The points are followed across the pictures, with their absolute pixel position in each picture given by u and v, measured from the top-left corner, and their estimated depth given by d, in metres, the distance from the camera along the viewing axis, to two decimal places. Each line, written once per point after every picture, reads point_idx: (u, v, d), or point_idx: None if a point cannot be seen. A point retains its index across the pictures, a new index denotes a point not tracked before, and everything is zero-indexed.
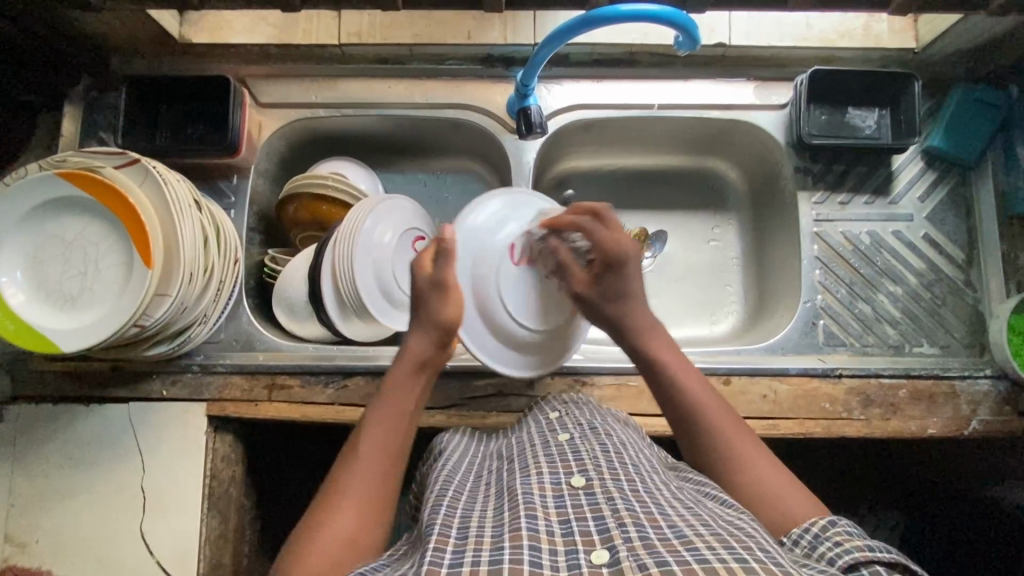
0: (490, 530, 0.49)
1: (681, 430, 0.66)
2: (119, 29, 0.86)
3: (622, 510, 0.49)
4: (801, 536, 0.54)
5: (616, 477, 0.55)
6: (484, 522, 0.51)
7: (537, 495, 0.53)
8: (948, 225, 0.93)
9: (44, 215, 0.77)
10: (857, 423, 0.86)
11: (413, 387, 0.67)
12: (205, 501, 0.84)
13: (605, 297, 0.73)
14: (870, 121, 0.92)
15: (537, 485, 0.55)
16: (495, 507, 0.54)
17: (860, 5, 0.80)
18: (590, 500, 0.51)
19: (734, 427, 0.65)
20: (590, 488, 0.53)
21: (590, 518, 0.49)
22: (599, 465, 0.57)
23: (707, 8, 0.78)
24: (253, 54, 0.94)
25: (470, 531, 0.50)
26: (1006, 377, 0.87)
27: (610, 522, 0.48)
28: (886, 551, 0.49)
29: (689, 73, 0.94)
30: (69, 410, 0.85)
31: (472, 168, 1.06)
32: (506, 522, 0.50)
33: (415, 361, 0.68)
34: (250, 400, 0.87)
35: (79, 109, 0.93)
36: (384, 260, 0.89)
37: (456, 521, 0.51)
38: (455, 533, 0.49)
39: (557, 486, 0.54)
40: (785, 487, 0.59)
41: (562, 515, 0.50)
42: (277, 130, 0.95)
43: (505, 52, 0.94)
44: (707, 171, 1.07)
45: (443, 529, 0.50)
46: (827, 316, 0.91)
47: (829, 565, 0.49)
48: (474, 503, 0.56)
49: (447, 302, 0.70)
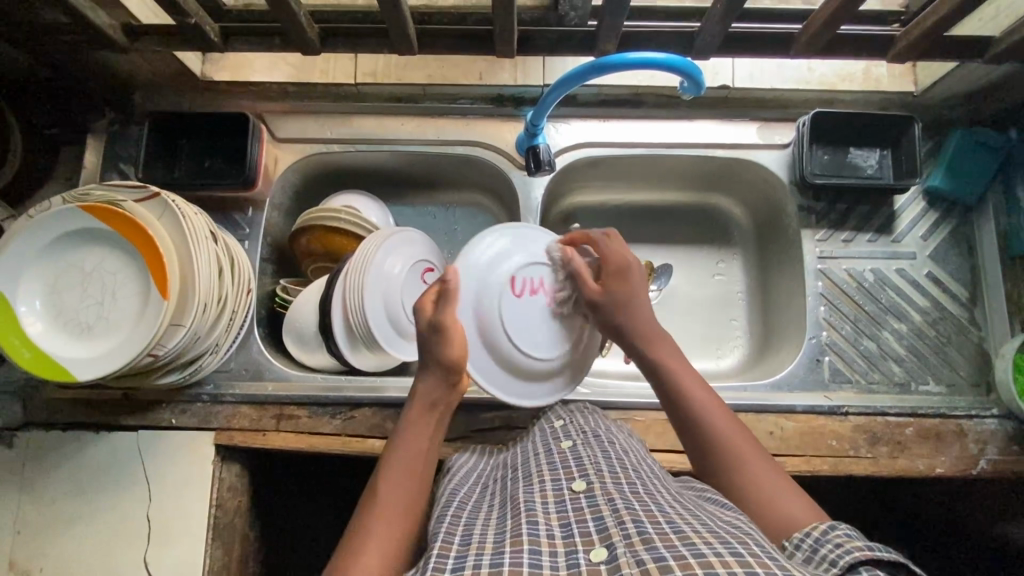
0: (493, 535, 0.49)
1: (685, 432, 0.66)
2: (144, 67, 0.89)
3: (621, 510, 0.49)
4: (801, 541, 0.51)
5: (616, 480, 0.55)
6: (487, 528, 0.51)
7: (538, 502, 0.53)
8: (950, 263, 0.94)
9: (66, 245, 0.79)
10: (864, 460, 0.86)
11: (429, 424, 0.66)
12: (211, 531, 0.84)
13: (616, 302, 0.71)
14: (871, 161, 0.94)
15: (539, 493, 0.55)
16: (498, 515, 0.54)
17: (859, 51, 0.83)
18: (591, 503, 0.52)
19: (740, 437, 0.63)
20: (591, 491, 0.53)
21: (590, 519, 0.49)
22: (599, 469, 0.57)
23: (710, 53, 0.81)
24: (272, 91, 0.97)
25: (474, 537, 0.50)
26: (1013, 416, 0.87)
27: (609, 521, 0.48)
28: (888, 552, 0.46)
29: (694, 113, 0.97)
30: (79, 438, 0.86)
31: (481, 202, 1.08)
32: (508, 527, 0.50)
33: (428, 402, 0.67)
34: (258, 429, 0.88)
35: (102, 140, 0.95)
36: (394, 293, 0.91)
37: (461, 529, 0.52)
38: (458, 540, 0.50)
39: (559, 491, 0.55)
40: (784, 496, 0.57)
41: (563, 519, 0.50)
42: (292, 164, 0.97)
43: (516, 92, 0.97)
44: (712, 207, 1.09)
45: (447, 536, 0.50)
46: (832, 352, 0.92)
47: (829, 566, 0.46)
48: (479, 510, 0.56)
49: (446, 341, 0.67)
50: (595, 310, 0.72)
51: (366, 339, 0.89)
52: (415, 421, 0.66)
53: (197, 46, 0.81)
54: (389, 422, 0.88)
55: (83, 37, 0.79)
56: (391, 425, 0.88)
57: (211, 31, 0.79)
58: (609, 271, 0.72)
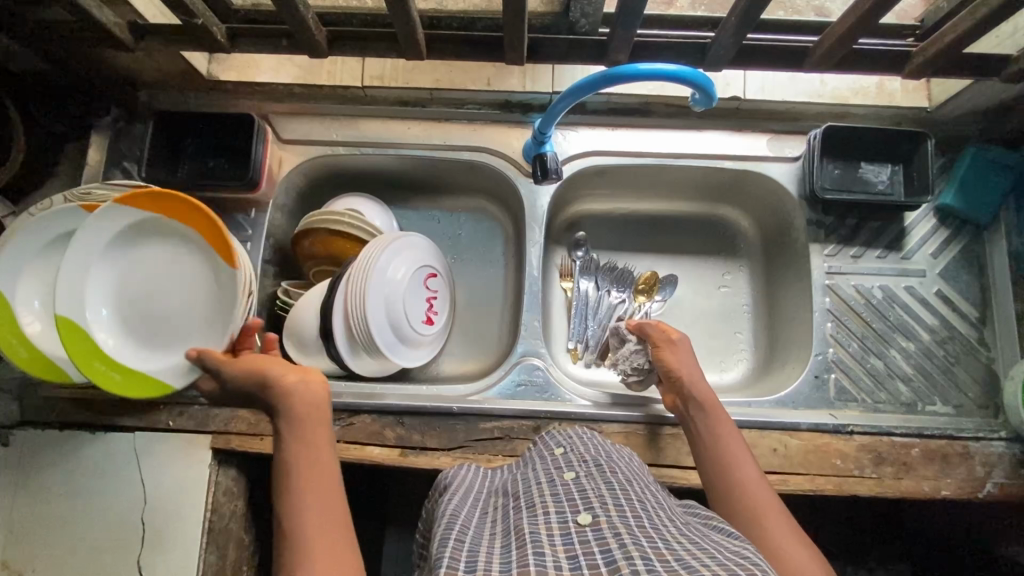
0: (498, 565, 0.48)
1: (709, 475, 0.71)
2: (150, 65, 0.88)
3: (629, 545, 0.48)
4: None
5: (623, 514, 0.54)
6: (491, 558, 0.50)
7: (544, 534, 0.52)
8: (961, 283, 0.93)
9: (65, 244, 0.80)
10: (869, 481, 0.84)
11: (314, 433, 0.64)
12: (205, 535, 0.82)
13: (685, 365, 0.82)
14: (883, 177, 0.93)
15: (544, 524, 0.54)
16: (502, 546, 0.52)
17: (874, 68, 0.82)
18: (597, 537, 0.51)
19: (757, 481, 0.68)
20: (597, 525, 0.52)
21: (598, 551, 0.48)
22: (605, 501, 0.56)
23: (723, 66, 0.81)
24: (278, 92, 0.97)
25: (479, 566, 0.49)
26: (1019, 439, 0.86)
27: (618, 554, 0.47)
28: None
29: (704, 124, 0.96)
30: (75, 437, 0.85)
31: (486, 208, 1.07)
32: (513, 558, 0.49)
33: (295, 410, 0.66)
34: (255, 435, 0.87)
35: (106, 137, 0.94)
36: (411, 304, 0.92)
37: (466, 555, 0.50)
38: (463, 567, 0.48)
39: (564, 523, 0.53)
40: (789, 536, 0.61)
41: (570, 551, 0.49)
42: (297, 166, 0.96)
43: (524, 98, 0.96)
44: (718, 219, 1.08)
45: (452, 562, 0.49)
46: (839, 370, 0.91)
47: None
48: (481, 538, 0.55)
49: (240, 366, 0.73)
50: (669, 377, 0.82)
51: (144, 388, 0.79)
52: (303, 429, 0.64)
53: (203, 48, 0.80)
54: (387, 430, 0.87)
55: (89, 35, 0.78)
56: (390, 434, 0.87)
57: (218, 32, 0.78)
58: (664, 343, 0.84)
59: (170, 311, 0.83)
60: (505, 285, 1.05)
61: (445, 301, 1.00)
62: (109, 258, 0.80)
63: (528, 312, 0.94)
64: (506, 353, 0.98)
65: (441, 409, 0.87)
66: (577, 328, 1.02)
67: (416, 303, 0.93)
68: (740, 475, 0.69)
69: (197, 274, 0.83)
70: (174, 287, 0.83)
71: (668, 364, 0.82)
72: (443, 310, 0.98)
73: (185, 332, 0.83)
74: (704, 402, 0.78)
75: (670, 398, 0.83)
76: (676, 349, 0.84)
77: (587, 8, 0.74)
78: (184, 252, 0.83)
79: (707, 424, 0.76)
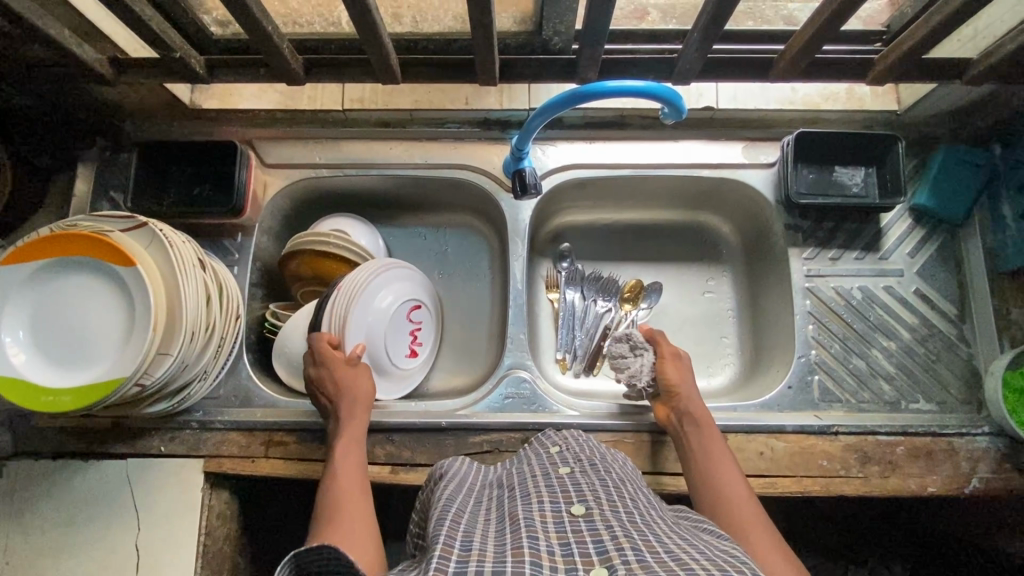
0: (492, 546, 0.50)
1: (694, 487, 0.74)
2: (133, 96, 0.90)
3: (620, 536, 0.49)
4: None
5: (615, 508, 0.55)
6: (486, 539, 0.51)
7: (538, 520, 0.53)
8: (939, 280, 0.94)
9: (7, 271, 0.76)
10: (855, 480, 0.85)
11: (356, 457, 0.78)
12: (200, 559, 0.83)
13: (683, 380, 0.85)
14: (857, 179, 0.94)
15: (539, 511, 0.55)
16: (496, 528, 0.54)
17: (841, 74, 0.83)
18: (590, 527, 0.52)
19: (744, 495, 0.70)
20: (590, 516, 0.53)
21: (590, 541, 0.49)
22: (599, 496, 0.58)
23: (693, 79, 0.83)
24: (261, 118, 0.98)
25: (475, 545, 0.50)
26: (1004, 434, 0.87)
27: (609, 545, 0.48)
28: None
29: (680, 133, 0.98)
30: (68, 466, 0.86)
31: (470, 222, 1.09)
32: (508, 540, 0.50)
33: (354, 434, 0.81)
34: (247, 456, 0.88)
35: (93, 168, 0.96)
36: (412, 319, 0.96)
37: (461, 535, 0.52)
38: (459, 545, 0.50)
39: (558, 512, 0.55)
40: (771, 548, 0.62)
41: (562, 538, 0.50)
42: (282, 189, 0.98)
43: (502, 116, 0.98)
44: (699, 225, 1.10)
45: (448, 540, 0.50)
46: (822, 371, 0.92)
47: None
48: (476, 522, 0.56)
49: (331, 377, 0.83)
50: (677, 395, 0.84)
51: (75, 400, 0.73)
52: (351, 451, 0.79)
53: (184, 79, 0.82)
54: (377, 447, 0.87)
55: (70, 71, 0.79)
56: (380, 451, 0.87)
57: (197, 65, 0.80)
58: (669, 358, 0.88)
59: (84, 335, 0.77)
60: (492, 299, 1.06)
61: (429, 332, 1.01)
62: (33, 292, 0.77)
63: (514, 326, 0.95)
64: (494, 365, 0.99)
65: (430, 425, 0.88)
66: (565, 338, 1.03)
67: (397, 336, 0.94)
68: (726, 484, 0.71)
69: (107, 297, 0.77)
70: (85, 313, 0.78)
71: (669, 380, 0.85)
72: (426, 340, 1.00)
73: (98, 351, 0.76)
74: (693, 415, 0.80)
75: (664, 412, 0.84)
76: (678, 366, 0.87)
77: (559, 27, 0.76)
78: (90, 278, 0.78)
79: (698, 434, 0.78)
